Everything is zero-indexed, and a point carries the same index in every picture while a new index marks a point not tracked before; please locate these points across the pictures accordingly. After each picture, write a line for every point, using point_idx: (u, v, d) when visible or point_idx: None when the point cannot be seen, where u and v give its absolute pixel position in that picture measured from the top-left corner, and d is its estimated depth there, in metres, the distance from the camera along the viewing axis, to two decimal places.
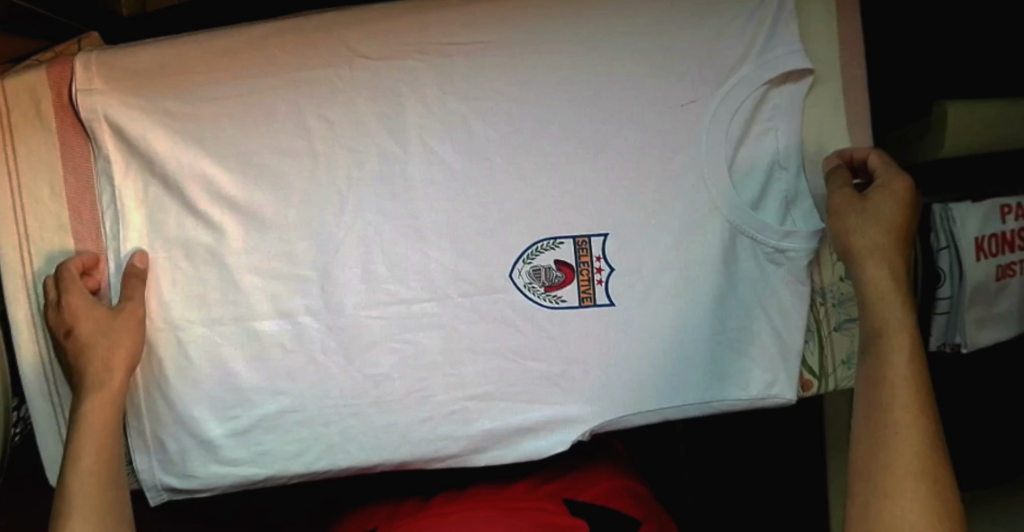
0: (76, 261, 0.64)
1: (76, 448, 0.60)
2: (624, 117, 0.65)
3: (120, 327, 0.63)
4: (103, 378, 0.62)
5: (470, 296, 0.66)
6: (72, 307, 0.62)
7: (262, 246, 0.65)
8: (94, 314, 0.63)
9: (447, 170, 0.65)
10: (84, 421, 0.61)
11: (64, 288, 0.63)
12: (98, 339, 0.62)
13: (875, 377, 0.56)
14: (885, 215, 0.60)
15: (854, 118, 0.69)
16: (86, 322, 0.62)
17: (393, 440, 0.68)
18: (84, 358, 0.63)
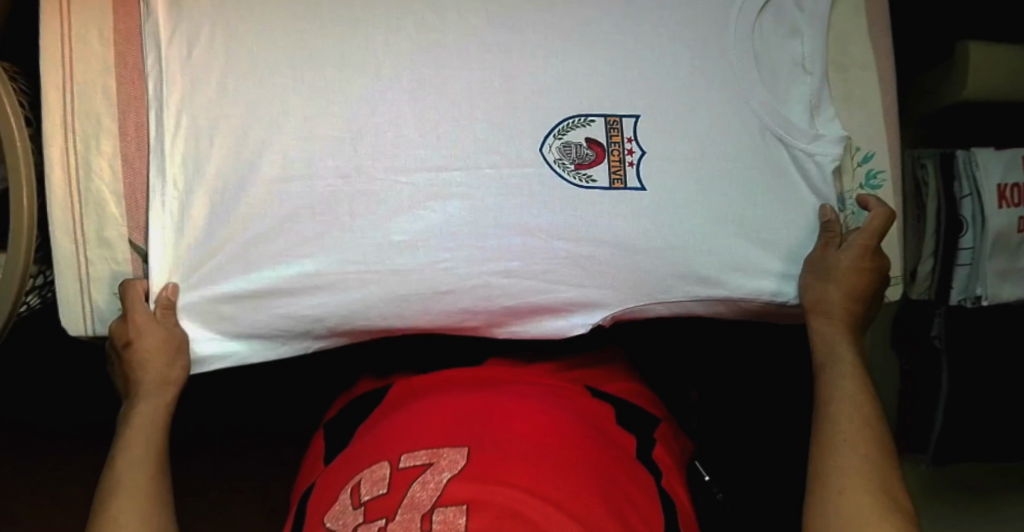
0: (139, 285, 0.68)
1: (127, 445, 0.66)
2: (656, 3, 0.68)
3: (174, 362, 0.70)
4: (159, 391, 0.70)
5: (499, 168, 0.67)
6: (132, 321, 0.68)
7: (299, 107, 0.66)
8: (151, 347, 0.68)
9: (481, 41, 0.67)
10: (134, 429, 0.68)
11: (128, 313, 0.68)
12: (154, 365, 0.69)
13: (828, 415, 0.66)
14: (848, 275, 0.69)
15: (874, 23, 0.72)
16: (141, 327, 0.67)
17: (415, 307, 0.69)
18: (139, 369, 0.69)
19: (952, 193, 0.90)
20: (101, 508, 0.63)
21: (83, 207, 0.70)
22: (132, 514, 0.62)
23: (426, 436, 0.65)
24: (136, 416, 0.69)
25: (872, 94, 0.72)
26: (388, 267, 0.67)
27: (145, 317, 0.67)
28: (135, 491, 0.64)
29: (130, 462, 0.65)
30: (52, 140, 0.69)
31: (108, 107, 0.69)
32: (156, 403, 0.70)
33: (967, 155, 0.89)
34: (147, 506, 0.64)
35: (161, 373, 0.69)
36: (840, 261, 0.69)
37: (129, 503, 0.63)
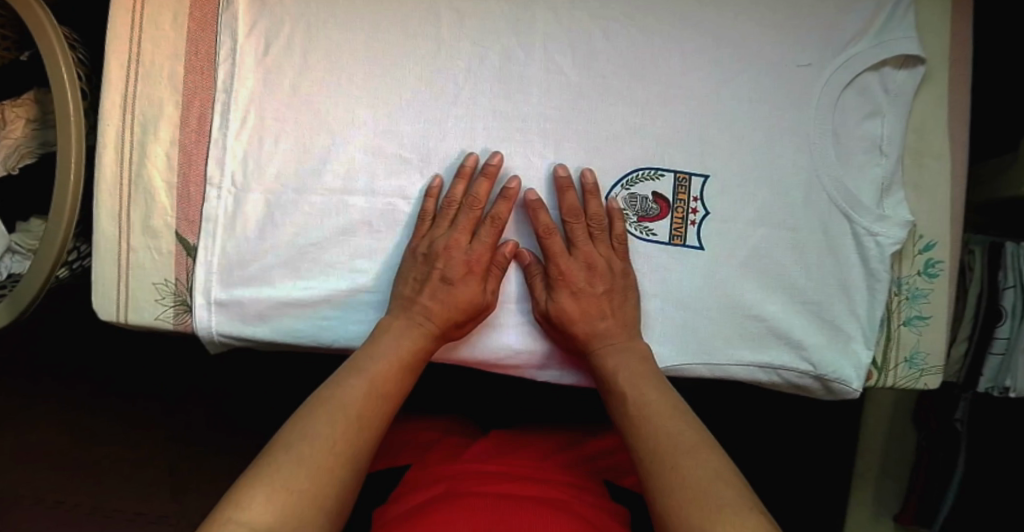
0: (507, 203, 0.64)
1: (363, 369, 0.60)
2: (742, 67, 0.68)
3: (470, 322, 0.65)
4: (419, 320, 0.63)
5: (563, 211, 0.67)
6: (448, 241, 0.64)
7: (372, 122, 0.67)
8: (465, 299, 0.63)
9: (563, 80, 0.67)
10: (378, 356, 0.61)
11: (482, 237, 0.64)
12: (443, 308, 0.63)
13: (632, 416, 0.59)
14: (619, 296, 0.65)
15: (955, 114, 0.72)
16: (475, 271, 0.64)
17: (455, 341, 0.67)
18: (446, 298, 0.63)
19: (994, 283, 0.88)
20: (317, 405, 0.56)
21: (134, 192, 0.69)
22: (347, 434, 0.55)
23: (367, 428, 0.57)
24: (391, 343, 0.62)
25: (943, 185, 0.71)
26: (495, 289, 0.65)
27: (485, 274, 0.64)
28: (360, 424, 0.56)
29: (365, 381, 0.59)
30: (109, 119, 0.68)
31: (171, 91, 0.68)
32: (418, 336, 0.63)
33: (1016, 248, 0.87)
34: (356, 433, 0.56)
35: (447, 320, 0.64)
36: (552, 300, 0.64)
37: (345, 419, 0.56)
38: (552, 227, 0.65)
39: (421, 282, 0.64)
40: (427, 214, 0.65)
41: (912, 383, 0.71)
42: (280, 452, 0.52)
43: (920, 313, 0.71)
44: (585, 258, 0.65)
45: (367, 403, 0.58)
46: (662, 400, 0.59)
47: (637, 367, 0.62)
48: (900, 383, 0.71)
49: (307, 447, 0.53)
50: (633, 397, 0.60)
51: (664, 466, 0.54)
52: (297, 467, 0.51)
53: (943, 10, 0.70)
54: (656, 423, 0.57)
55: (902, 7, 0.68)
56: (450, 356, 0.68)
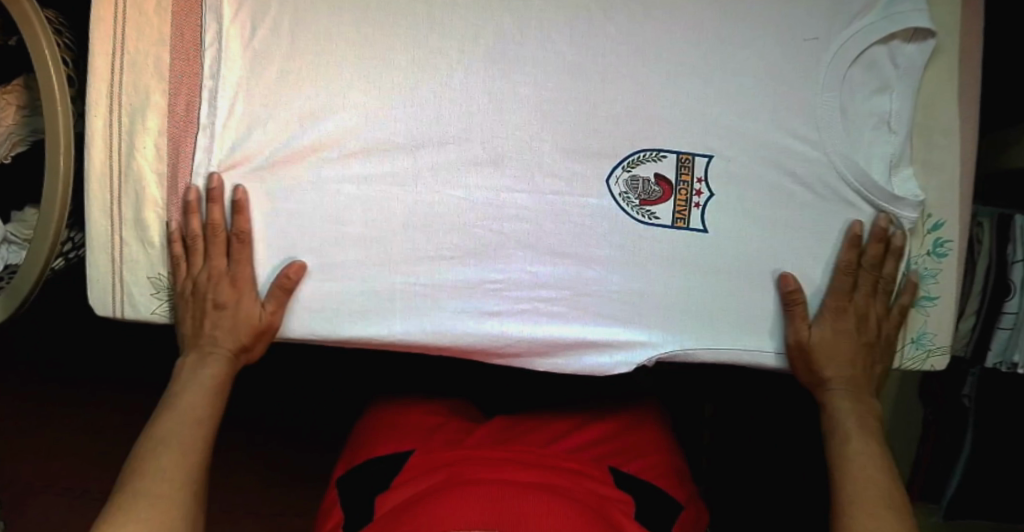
0: (242, 216, 0.64)
1: (176, 406, 0.62)
2: (746, 42, 0.66)
3: (256, 341, 0.66)
4: (211, 345, 0.65)
5: (562, 196, 0.65)
6: (209, 273, 0.65)
7: (364, 107, 0.65)
8: (247, 316, 0.65)
9: (561, 59, 0.64)
10: (183, 388, 0.63)
11: (235, 257, 0.65)
12: (229, 335, 0.65)
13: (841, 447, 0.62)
14: (867, 332, 0.66)
15: (967, 87, 0.69)
16: (242, 287, 0.65)
17: (456, 330, 0.65)
18: (238, 321, 0.65)
19: (1003, 256, 0.87)
20: (144, 446, 0.59)
21: (124, 186, 0.67)
22: (177, 464, 0.58)
23: (196, 453, 0.59)
24: (195, 374, 0.64)
25: (952, 161, 0.69)
26: (274, 306, 0.65)
27: (254, 289, 0.66)
28: (189, 447, 0.59)
29: (183, 416, 0.61)
30: (96, 110, 0.67)
31: (157, 79, 0.66)
32: (217, 361, 0.65)
33: None
34: (189, 461, 0.58)
35: (238, 341, 0.65)
36: (817, 331, 0.66)
37: (171, 451, 0.58)
38: (853, 264, 0.66)
39: (199, 315, 0.65)
40: (178, 257, 0.66)
41: (917, 364, 0.72)
42: (125, 495, 0.55)
43: (928, 293, 0.71)
44: (866, 308, 0.66)
45: (191, 433, 0.60)
46: (874, 451, 0.61)
47: (867, 418, 0.64)
48: (906, 363, 0.71)
49: (143, 484, 0.56)
50: (845, 448, 0.62)
51: (861, 515, 0.57)
52: (137, 504, 0.54)
53: None
54: (860, 472, 0.60)
55: None
56: (451, 345, 0.66)
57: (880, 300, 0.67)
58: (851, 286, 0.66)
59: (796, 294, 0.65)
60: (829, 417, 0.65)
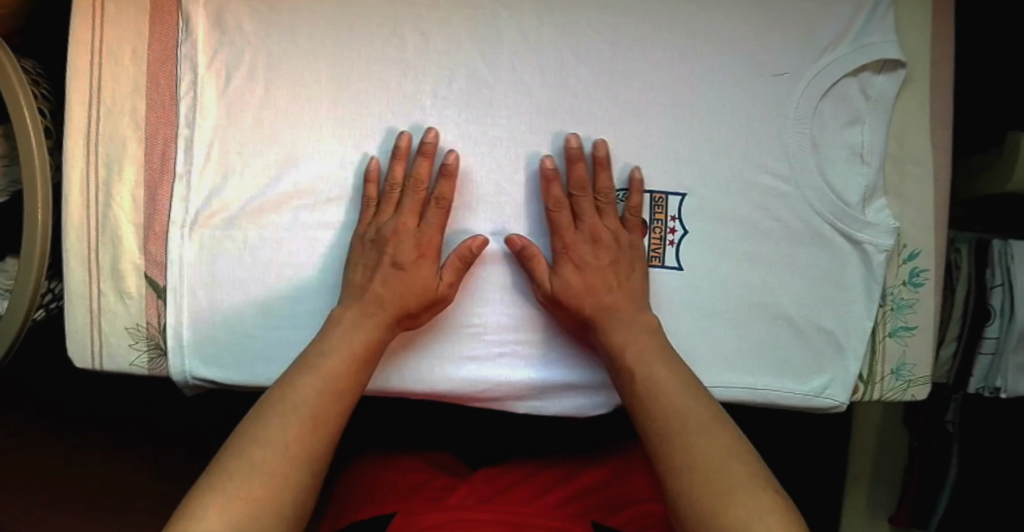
0: (451, 183, 0.63)
1: (322, 365, 0.57)
2: (715, 79, 0.66)
3: (425, 310, 0.63)
4: (373, 307, 0.61)
5: (538, 237, 0.65)
6: (395, 227, 0.62)
7: (339, 152, 0.65)
8: (421, 284, 0.62)
9: (533, 102, 0.65)
10: (332, 347, 0.59)
11: (426, 221, 0.63)
12: (391, 297, 0.62)
13: (651, 398, 0.56)
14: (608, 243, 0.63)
15: (937, 118, 0.70)
16: (426, 256, 0.63)
17: (436, 374, 0.65)
18: (398, 286, 0.62)
19: (982, 280, 0.87)
20: (274, 405, 0.54)
21: (102, 236, 0.67)
22: (301, 437, 0.52)
23: (325, 426, 0.54)
24: (347, 335, 0.60)
25: (926, 190, 0.70)
26: (451, 277, 0.63)
27: (436, 261, 0.63)
28: (327, 421, 0.54)
29: (320, 380, 0.56)
30: (73, 160, 0.66)
31: (134, 128, 0.66)
32: (371, 324, 0.61)
33: (1003, 245, 0.85)
34: (318, 434, 0.53)
35: (401, 307, 0.62)
36: (558, 278, 0.62)
37: (299, 420, 0.53)
38: (562, 199, 0.63)
39: (370, 270, 0.62)
40: (371, 199, 0.63)
41: (899, 396, 0.71)
42: (241, 465, 0.49)
43: (905, 323, 0.71)
44: (591, 232, 0.63)
45: (322, 401, 0.55)
46: (661, 375, 0.57)
47: (646, 345, 0.59)
48: (887, 395, 0.71)
49: (259, 452, 0.50)
50: (644, 376, 0.57)
51: (673, 446, 0.52)
52: (251, 476, 0.49)
53: (921, 11, 0.69)
54: (660, 402, 0.55)
55: (881, 8, 0.67)
56: (430, 391, 0.66)
57: (586, 214, 0.63)
58: (571, 222, 0.63)
59: (524, 250, 0.63)
60: (613, 354, 0.60)
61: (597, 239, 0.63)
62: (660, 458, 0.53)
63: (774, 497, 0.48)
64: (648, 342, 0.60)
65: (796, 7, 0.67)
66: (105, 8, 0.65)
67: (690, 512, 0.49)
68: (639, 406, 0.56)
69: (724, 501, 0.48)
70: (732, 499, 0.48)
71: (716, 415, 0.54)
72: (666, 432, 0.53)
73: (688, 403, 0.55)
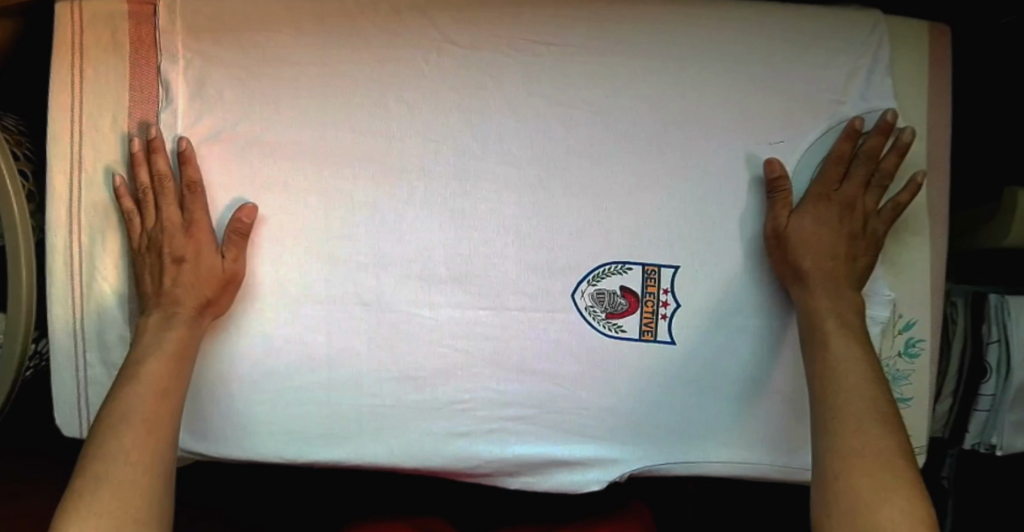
0: (189, 165, 0.63)
1: (141, 372, 0.58)
2: (707, 148, 0.65)
3: (223, 294, 0.63)
4: (172, 301, 0.61)
5: (527, 311, 0.64)
6: (165, 225, 0.62)
7: (323, 220, 0.64)
8: (210, 271, 0.62)
9: (522, 174, 0.64)
10: (148, 351, 0.59)
11: (188, 208, 0.62)
12: (189, 292, 0.61)
13: (829, 378, 0.58)
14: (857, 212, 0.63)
15: (934, 184, 0.69)
16: (200, 238, 0.62)
17: (425, 450, 0.64)
18: (178, 284, 0.61)
19: (978, 335, 0.86)
20: (106, 419, 0.55)
21: (86, 306, 0.66)
22: (138, 443, 0.55)
23: (157, 427, 0.56)
24: (156, 336, 0.60)
25: (922, 260, 0.68)
26: (235, 252, 0.63)
27: (214, 241, 0.63)
28: (161, 422, 0.57)
29: (146, 387, 0.57)
30: (55, 230, 0.65)
31: (115, 197, 0.66)
32: (152, 320, 0.61)
33: (1000, 299, 0.84)
34: (154, 436, 0.56)
35: (199, 297, 0.61)
36: (797, 224, 0.62)
37: (131, 428, 0.55)
38: (846, 155, 0.63)
39: (157, 271, 0.62)
40: (131, 211, 0.63)
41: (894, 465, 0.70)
42: (88, 481, 0.52)
43: (902, 394, 0.69)
44: (850, 198, 0.63)
45: (152, 404, 0.57)
46: (846, 356, 0.59)
47: (851, 323, 0.60)
48: None
49: (105, 465, 0.53)
50: (836, 351, 0.59)
51: (845, 428, 0.55)
52: (99, 487, 0.52)
53: (918, 75, 0.67)
54: (840, 384, 0.58)
55: (878, 73, 0.66)
56: (420, 466, 0.65)
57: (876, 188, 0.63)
58: (839, 178, 0.63)
59: (782, 181, 0.63)
60: (808, 316, 0.61)
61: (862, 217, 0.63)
62: (829, 435, 0.56)
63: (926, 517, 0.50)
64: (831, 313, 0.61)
65: (790, 75, 0.65)
66: (84, 74, 0.65)
67: (838, 497, 0.53)
68: (819, 378, 0.59)
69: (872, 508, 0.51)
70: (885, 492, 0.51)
71: (886, 408, 0.56)
72: (838, 414, 0.56)
73: (872, 396, 0.56)
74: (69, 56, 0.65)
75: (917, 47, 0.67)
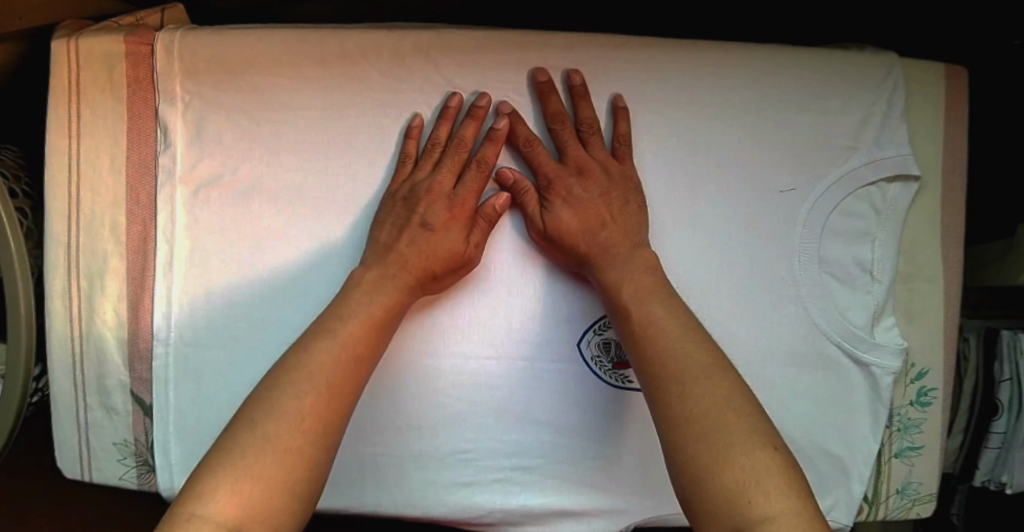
0: (496, 146, 0.60)
1: (315, 331, 0.54)
2: (717, 196, 0.64)
3: (448, 274, 0.60)
4: (396, 269, 0.59)
5: (531, 361, 0.63)
6: (431, 186, 0.60)
7: (326, 265, 0.64)
8: (451, 246, 0.59)
9: (527, 222, 0.63)
10: (343, 317, 0.55)
11: (461, 182, 0.60)
12: (416, 258, 0.59)
13: (645, 343, 0.53)
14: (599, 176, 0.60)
15: (950, 230, 0.67)
16: (458, 217, 0.60)
17: (427, 499, 0.63)
18: (411, 247, 0.59)
19: (990, 374, 0.85)
20: (283, 372, 0.51)
21: (85, 351, 0.66)
22: (315, 405, 0.50)
23: (340, 394, 0.51)
24: (343, 299, 0.57)
25: (935, 307, 0.67)
26: (479, 239, 0.61)
27: (471, 221, 0.60)
28: (332, 382, 0.51)
29: (335, 346, 0.53)
30: (55, 275, 0.65)
31: (115, 241, 0.65)
32: (371, 284, 0.58)
33: (1012, 335, 0.83)
34: (327, 398, 0.50)
35: (423, 268, 0.59)
36: (550, 213, 0.60)
37: (312, 390, 0.50)
38: (564, 113, 0.61)
39: (397, 230, 0.60)
40: (409, 157, 0.61)
41: (905, 515, 0.69)
42: (252, 434, 0.47)
43: (912, 442, 0.68)
44: (581, 166, 0.60)
45: (336, 370, 0.52)
46: (661, 318, 0.54)
47: (646, 283, 0.56)
48: (893, 514, 0.68)
49: (271, 425, 0.48)
50: (642, 314, 0.54)
51: (671, 395, 0.49)
52: (263, 449, 0.47)
53: (934, 119, 0.66)
54: (657, 345, 0.52)
55: (892, 119, 0.64)
56: (421, 515, 0.64)
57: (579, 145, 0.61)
58: (555, 157, 0.61)
59: (517, 183, 0.61)
60: (607, 290, 0.57)
61: (598, 180, 0.60)
62: (659, 405, 0.50)
63: (795, 496, 0.44)
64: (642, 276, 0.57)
65: (802, 119, 0.64)
66: (82, 115, 0.64)
67: (706, 484, 0.45)
68: (635, 344, 0.54)
69: (741, 489, 0.44)
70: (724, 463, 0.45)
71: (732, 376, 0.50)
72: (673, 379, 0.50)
73: (695, 354, 0.51)
74: (67, 96, 0.64)
75: (933, 90, 0.65)
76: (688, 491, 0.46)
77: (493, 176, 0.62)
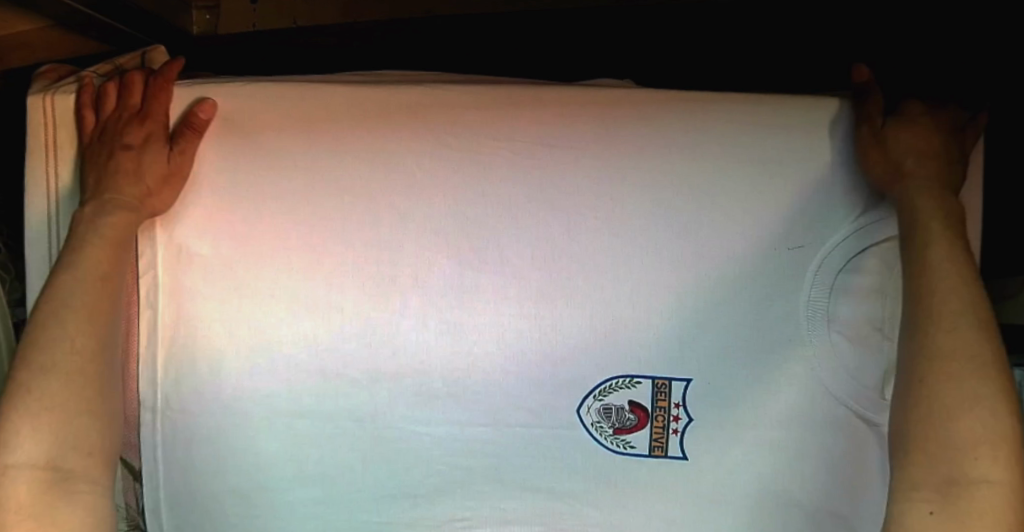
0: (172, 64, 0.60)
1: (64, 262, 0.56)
2: (724, 253, 0.60)
3: (162, 188, 0.59)
4: (120, 196, 0.58)
5: (529, 428, 0.63)
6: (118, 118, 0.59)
7: (313, 325, 0.62)
8: (154, 164, 0.58)
9: (523, 285, 0.61)
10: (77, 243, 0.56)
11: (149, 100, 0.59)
12: (136, 191, 0.58)
13: (915, 271, 0.52)
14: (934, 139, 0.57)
15: None
16: (151, 128, 0.59)
17: None
18: (119, 176, 0.58)
19: None
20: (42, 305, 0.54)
21: None
22: (80, 326, 0.54)
23: (101, 311, 0.55)
24: (85, 231, 0.57)
25: None
26: (184, 146, 0.59)
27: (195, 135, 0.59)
28: (88, 300, 0.55)
29: (80, 273, 0.55)
30: None
31: None
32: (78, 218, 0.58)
33: None
34: (94, 321, 0.55)
35: (142, 190, 0.58)
36: (873, 147, 0.57)
37: (77, 316, 0.54)
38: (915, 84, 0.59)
39: (125, 167, 0.58)
40: (86, 103, 0.60)
41: None
42: (29, 374, 0.52)
43: None
44: (924, 123, 0.57)
45: (88, 291, 0.55)
46: (944, 262, 0.51)
47: (956, 234, 0.53)
48: None
49: (45, 356, 0.52)
50: (935, 253, 0.52)
51: (936, 329, 0.50)
52: (44, 379, 0.52)
53: None
54: (934, 281, 0.51)
55: None
56: None
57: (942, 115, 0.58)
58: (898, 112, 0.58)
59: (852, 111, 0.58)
60: (905, 214, 0.55)
61: (934, 140, 0.56)
62: (914, 337, 0.51)
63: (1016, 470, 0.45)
64: (926, 211, 0.54)
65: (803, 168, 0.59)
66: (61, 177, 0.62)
67: (925, 424, 0.48)
68: (911, 278, 0.52)
69: (950, 448, 0.46)
70: (956, 415, 0.47)
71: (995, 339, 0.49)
72: (934, 315, 0.50)
73: (967, 306, 0.50)
74: (45, 156, 0.61)
75: None
76: (909, 418, 0.48)
77: (489, 240, 0.61)
